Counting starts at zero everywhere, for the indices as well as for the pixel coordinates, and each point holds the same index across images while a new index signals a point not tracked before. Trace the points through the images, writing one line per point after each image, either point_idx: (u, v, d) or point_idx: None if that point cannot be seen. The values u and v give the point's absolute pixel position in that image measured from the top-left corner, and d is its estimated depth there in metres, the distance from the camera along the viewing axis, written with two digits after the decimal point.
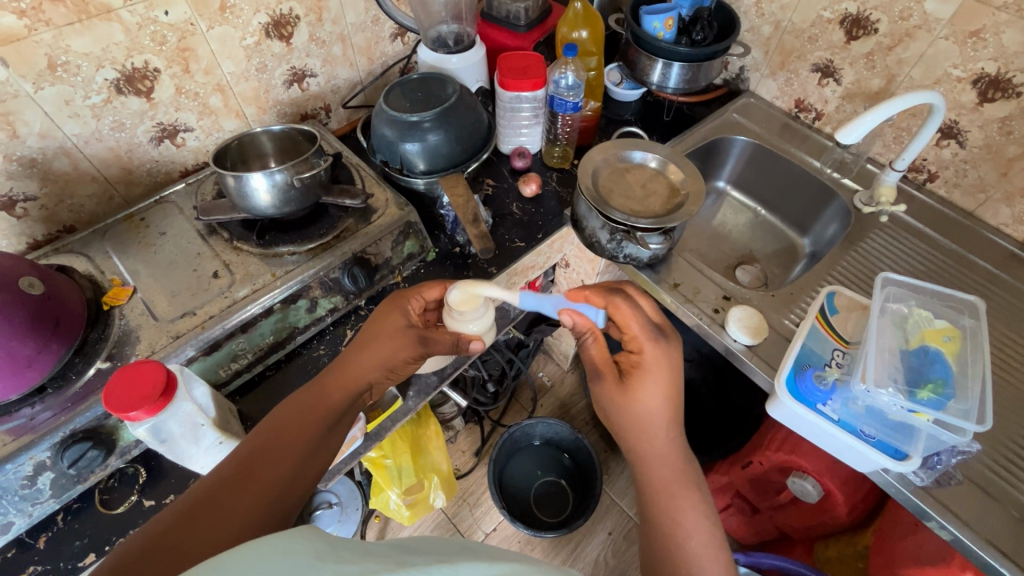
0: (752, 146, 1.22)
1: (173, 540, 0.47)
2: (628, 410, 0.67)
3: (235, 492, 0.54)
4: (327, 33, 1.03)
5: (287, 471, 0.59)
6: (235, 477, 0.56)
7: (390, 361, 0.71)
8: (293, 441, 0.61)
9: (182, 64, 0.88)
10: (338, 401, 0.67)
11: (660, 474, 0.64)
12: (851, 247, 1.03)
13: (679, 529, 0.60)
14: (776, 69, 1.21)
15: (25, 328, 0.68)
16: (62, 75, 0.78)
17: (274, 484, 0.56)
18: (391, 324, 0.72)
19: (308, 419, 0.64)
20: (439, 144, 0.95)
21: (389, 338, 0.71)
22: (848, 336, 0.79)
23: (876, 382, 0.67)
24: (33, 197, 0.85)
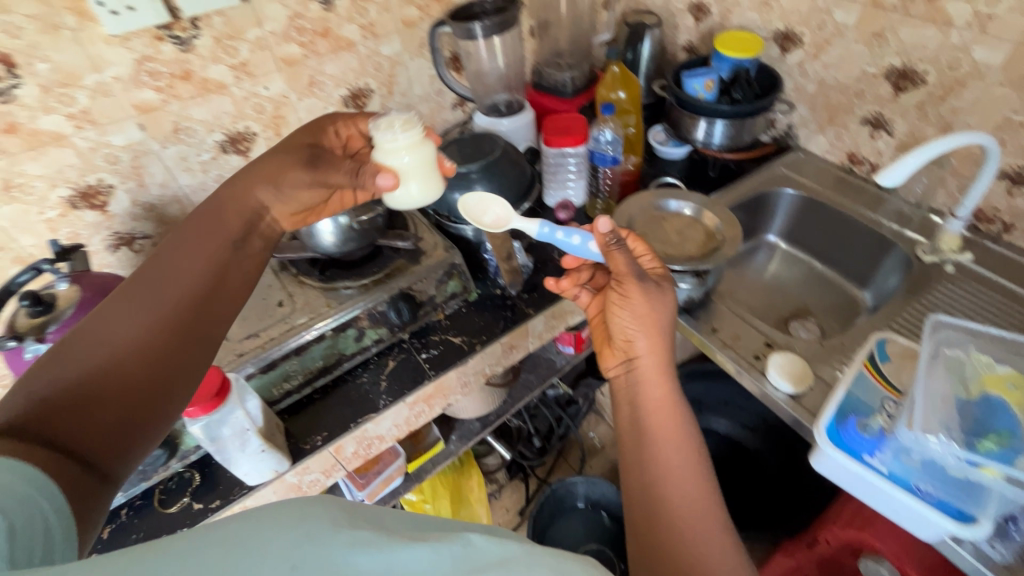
0: (802, 199, 1.20)
1: (92, 386, 0.54)
2: (622, 320, 0.66)
3: (132, 329, 0.59)
4: (396, 103, 1.19)
5: (181, 303, 0.64)
6: (124, 311, 0.60)
7: (274, 176, 0.75)
8: (185, 274, 0.66)
9: (274, 128, 1.06)
10: (233, 219, 0.72)
11: (659, 403, 0.61)
12: (911, 299, 0.96)
13: (675, 465, 0.57)
14: (824, 125, 1.21)
15: None
16: (182, 137, 0.96)
17: (169, 319, 0.62)
18: (292, 142, 0.78)
19: (201, 261, 0.68)
20: (484, 194, 1.03)
21: (284, 153, 0.77)
22: (900, 386, 0.73)
23: (924, 427, 0.61)
24: (148, 235, 1.03)
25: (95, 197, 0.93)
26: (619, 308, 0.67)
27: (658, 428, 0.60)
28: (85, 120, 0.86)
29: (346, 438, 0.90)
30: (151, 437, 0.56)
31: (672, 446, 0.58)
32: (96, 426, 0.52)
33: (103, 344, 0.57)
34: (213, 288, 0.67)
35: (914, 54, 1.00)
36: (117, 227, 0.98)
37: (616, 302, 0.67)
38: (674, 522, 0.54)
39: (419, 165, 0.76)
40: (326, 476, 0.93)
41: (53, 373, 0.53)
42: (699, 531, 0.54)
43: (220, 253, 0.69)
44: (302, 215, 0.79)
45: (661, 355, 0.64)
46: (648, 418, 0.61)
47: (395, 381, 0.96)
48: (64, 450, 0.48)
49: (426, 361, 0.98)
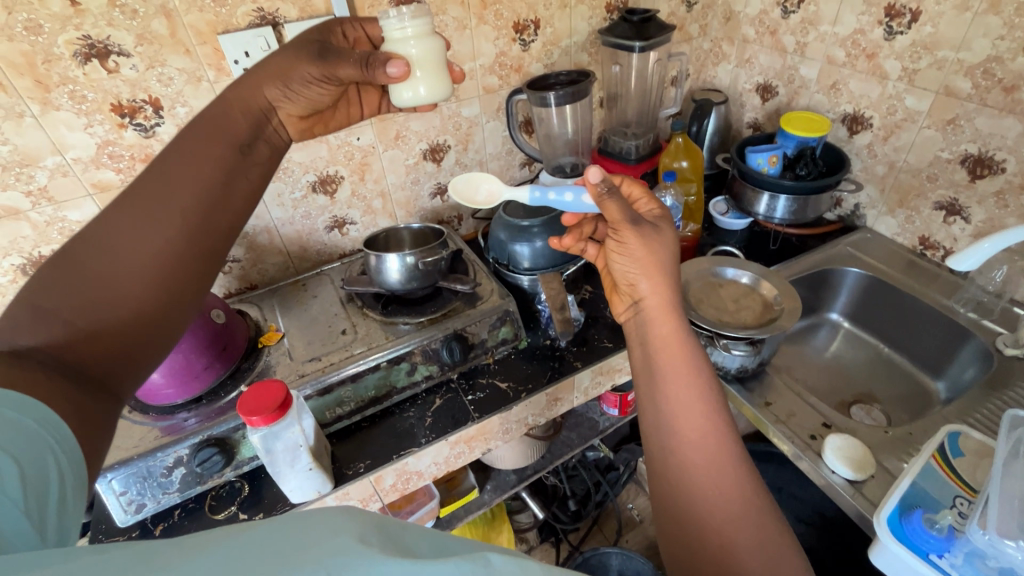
0: (868, 279, 1.17)
1: (103, 305, 0.56)
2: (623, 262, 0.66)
3: (139, 249, 0.61)
4: (470, 159, 1.29)
5: (186, 213, 0.66)
6: (132, 229, 0.61)
7: (278, 86, 0.76)
8: (184, 189, 0.66)
9: (360, 174, 1.17)
10: (240, 124, 0.74)
11: (667, 344, 0.60)
12: (993, 397, 0.89)
13: (687, 414, 0.56)
14: (894, 207, 1.19)
15: (203, 346, 0.88)
16: (281, 176, 1.08)
17: (173, 237, 0.64)
18: (297, 39, 0.77)
19: (205, 177, 0.69)
20: (544, 248, 1.08)
21: (290, 52, 0.76)
22: (976, 485, 0.67)
23: (1001, 531, 0.56)
24: (237, 260, 1.13)
25: None
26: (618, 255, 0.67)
27: (669, 375, 0.58)
28: None
29: (387, 470, 0.92)
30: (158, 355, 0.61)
31: (684, 390, 0.57)
32: (113, 352, 0.56)
33: (111, 262, 0.59)
34: (216, 206, 0.69)
35: (992, 142, 0.99)
36: None
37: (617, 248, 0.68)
38: (691, 478, 0.54)
39: (426, 58, 0.77)
40: (363, 506, 0.95)
41: (62, 292, 0.55)
42: (717, 484, 0.53)
43: (223, 162, 0.71)
44: (309, 119, 0.83)
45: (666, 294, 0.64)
46: (657, 355, 0.60)
47: (439, 419, 0.98)
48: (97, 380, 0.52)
49: (472, 403, 1.01)
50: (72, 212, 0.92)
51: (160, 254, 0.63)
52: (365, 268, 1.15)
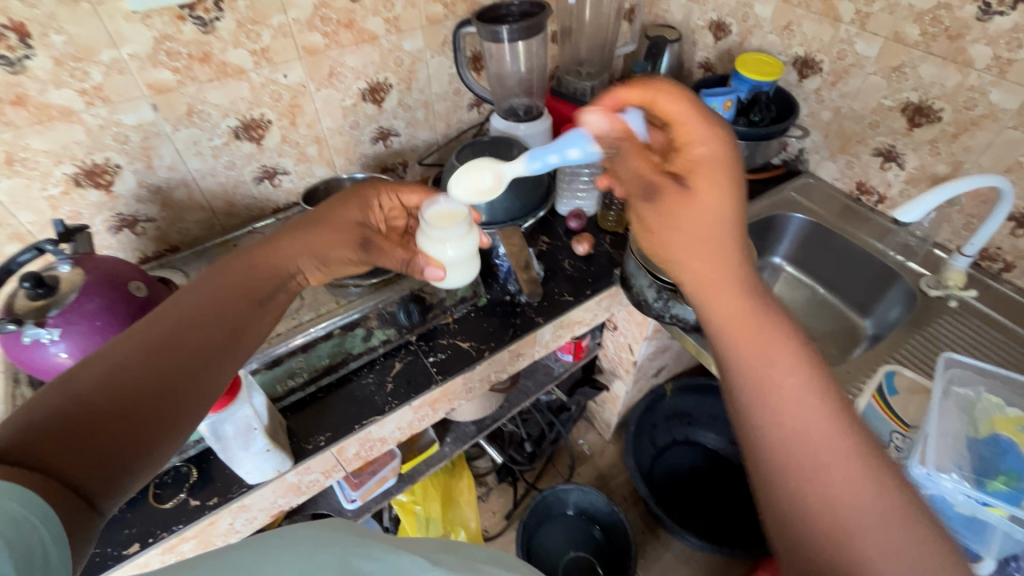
0: (809, 224, 1.21)
1: (67, 432, 0.44)
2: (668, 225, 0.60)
3: (133, 364, 0.50)
4: (414, 99, 1.18)
5: (204, 349, 0.56)
6: (125, 348, 0.51)
7: (324, 235, 0.71)
8: (206, 317, 0.58)
9: (290, 117, 1.03)
10: (263, 269, 0.66)
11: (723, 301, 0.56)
12: (915, 333, 0.98)
13: (779, 373, 0.50)
14: (836, 152, 1.23)
15: (123, 323, 0.77)
16: (196, 120, 0.93)
17: (166, 366, 0.52)
18: (344, 216, 0.74)
19: (229, 312, 0.60)
20: (500, 200, 1.02)
21: (332, 229, 0.72)
22: (909, 421, 0.74)
23: (936, 466, 0.62)
24: (152, 218, 0.99)
25: (100, 176, 0.90)
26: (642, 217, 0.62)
27: (743, 334, 0.53)
28: (96, 96, 0.83)
29: (349, 440, 0.88)
30: (139, 467, 0.47)
31: (767, 350, 0.52)
32: (85, 449, 0.44)
33: (93, 369, 0.49)
34: (235, 344, 0.59)
35: (932, 90, 1.02)
36: (121, 208, 0.95)
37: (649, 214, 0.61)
38: (790, 438, 0.47)
39: (464, 257, 0.78)
40: (325, 477, 0.91)
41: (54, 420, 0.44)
42: (820, 439, 0.47)
43: (251, 301, 0.63)
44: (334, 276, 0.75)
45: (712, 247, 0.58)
46: (738, 342, 0.53)
47: (401, 385, 0.94)
48: (59, 483, 0.40)
49: (433, 365, 0.97)
50: None
51: (179, 384, 0.52)
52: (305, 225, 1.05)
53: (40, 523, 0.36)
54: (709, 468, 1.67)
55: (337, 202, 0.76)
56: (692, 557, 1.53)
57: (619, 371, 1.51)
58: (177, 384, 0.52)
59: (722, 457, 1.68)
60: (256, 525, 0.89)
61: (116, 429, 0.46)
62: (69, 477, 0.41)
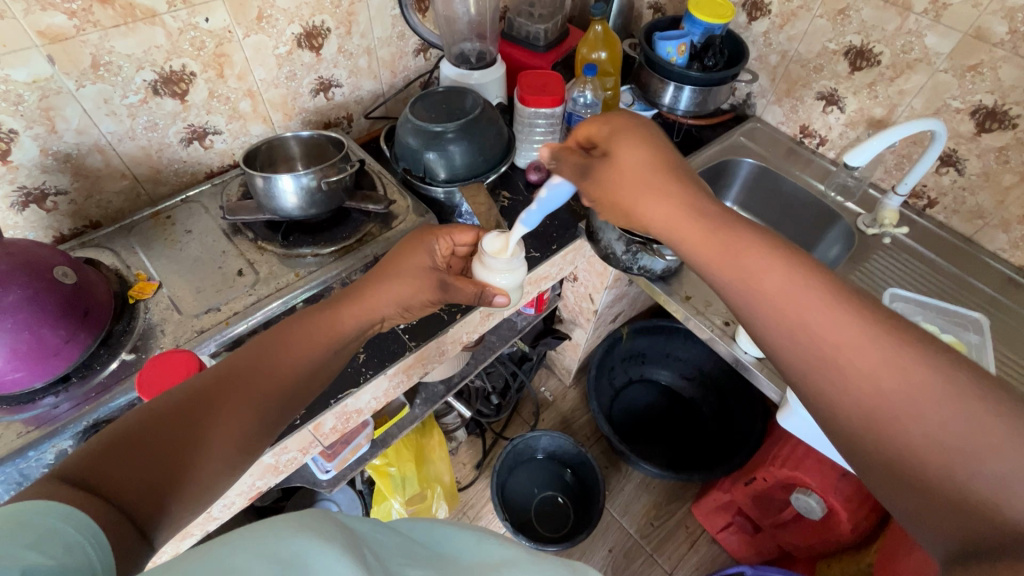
0: (758, 168, 1.26)
1: (143, 456, 0.45)
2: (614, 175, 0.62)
3: (205, 399, 0.52)
4: (355, 45, 1.08)
5: (274, 394, 0.58)
6: (199, 381, 0.53)
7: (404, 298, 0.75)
8: (285, 365, 0.61)
9: (216, 68, 0.92)
10: (349, 328, 0.69)
11: (726, 261, 0.53)
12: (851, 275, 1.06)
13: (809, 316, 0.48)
14: (782, 96, 1.26)
15: (56, 316, 0.69)
16: (104, 74, 0.81)
17: (242, 407, 0.54)
18: (417, 261, 0.77)
19: (298, 361, 0.62)
20: (460, 155, 0.98)
21: (410, 276, 0.76)
22: None
23: None
24: (64, 191, 0.87)
25: None
26: (626, 192, 0.61)
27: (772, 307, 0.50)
28: None
29: (328, 416, 0.85)
30: (193, 500, 0.47)
31: (791, 308, 0.49)
32: (145, 469, 0.44)
33: (167, 397, 0.50)
34: (289, 395, 0.60)
35: (873, 34, 1.05)
36: (24, 181, 0.82)
37: (606, 161, 0.63)
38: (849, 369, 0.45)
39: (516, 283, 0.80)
40: (303, 454, 0.89)
41: (136, 444, 0.45)
42: None
43: (326, 351, 0.66)
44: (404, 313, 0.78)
45: (675, 207, 0.58)
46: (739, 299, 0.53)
47: (374, 354, 0.91)
48: (122, 512, 0.41)
49: (405, 331, 0.94)
50: None
51: (237, 424, 0.53)
52: (248, 190, 0.96)
53: (92, 548, 0.35)
54: (664, 404, 1.79)
55: (410, 246, 0.78)
56: (651, 484, 1.66)
57: (579, 320, 1.55)
58: (237, 424, 0.53)
59: (675, 392, 1.80)
60: (235, 509, 0.86)
61: (174, 454, 0.46)
62: (126, 504, 0.42)
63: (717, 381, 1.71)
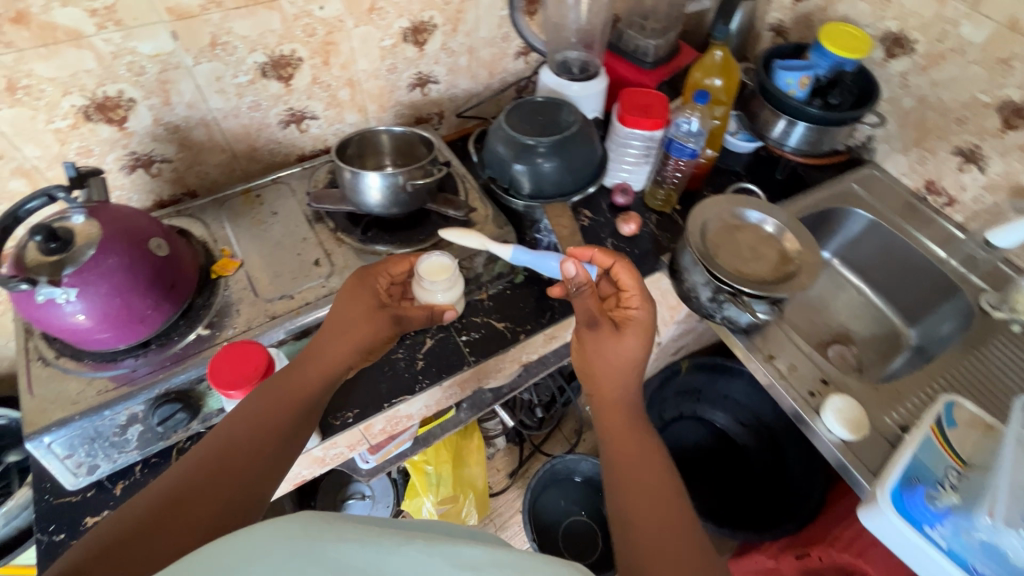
0: (868, 221, 1.13)
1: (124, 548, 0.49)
2: (614, 352, 0.76)
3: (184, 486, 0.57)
4: (458, 43, 1.05)
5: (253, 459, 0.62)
6: (191, 462, 0.59)
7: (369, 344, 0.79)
8: (257, 433, 0.65)
9: (323, 56, 0.92)
10: (315, 380, 0.73)
11: (628, 447, 0.71)
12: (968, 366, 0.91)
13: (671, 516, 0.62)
14: (910, 145, 1.13)
15: (144, 286, 0.72)
16: (220, 53, 0.83)
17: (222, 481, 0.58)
18: (364, 303, 0.79)
19: (275, 409, 0.68)
20: (549, 171, 0.94)
21: (364, 320, 0.78)
22: (965, 457, 0.73)
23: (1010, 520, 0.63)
24: (168, 159, 0.90)
25: (112, 110, 0.80)
26: (596, 360, 0.77)
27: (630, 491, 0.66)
28: (109, 19, 0.72)
29: (375, 419, 0.84)
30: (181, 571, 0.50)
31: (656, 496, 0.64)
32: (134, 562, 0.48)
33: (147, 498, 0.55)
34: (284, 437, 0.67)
35: None
36: (135, 147, 0.86)
37: (610, 332, 0.77)
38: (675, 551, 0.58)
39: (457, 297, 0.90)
40: (350, 450, 0.89)
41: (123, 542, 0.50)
42: None
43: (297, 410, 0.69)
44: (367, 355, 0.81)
45: (620, 391, 0.76)
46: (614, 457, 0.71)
47: (433, 364, 0.89)
48: None
49: (466, 343, 0.92)
50: None
51: (212, 494, 0.57)
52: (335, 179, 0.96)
53: None
54: (714, 446, 1.68)
55: (348, 294, 0.79)
56: None
57: None
58: (217, 494, 0.57)
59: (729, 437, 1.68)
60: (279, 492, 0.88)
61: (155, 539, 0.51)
62: None
63: (778, 433, 1.58)
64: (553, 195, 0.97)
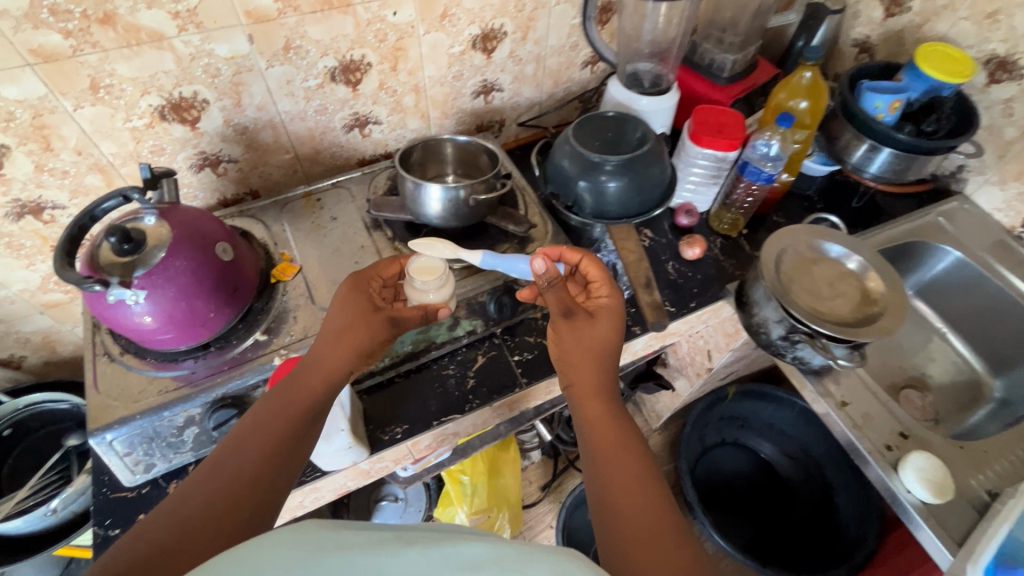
0: (955, 258, 1.05)
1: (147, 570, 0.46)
2: (588, 343, 0.72)
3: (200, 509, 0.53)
4: (526, 52, 1.02)
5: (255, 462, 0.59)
6: (193, 483, 0.55)
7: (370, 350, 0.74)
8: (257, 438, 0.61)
9: (392, 62, 0.90)
10: (317, 384, 0.68)
11: (608, 447, 0.62)
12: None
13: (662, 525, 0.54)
14: (1009, 179, 1.04)
15: (208, 290, 0.72)
16: (292, 57, 0.82)
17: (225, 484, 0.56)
18: (350, 298, 0.75)
19: (277, 419, 0.64)
20: (615, 191, 0.90)
21: (363, 326, 0.73)
22: None
23: None
24: (235, 159, 0.91)
25: (186, 110, 0.80)
26: (577, 357, 0.72)
27: (612, 488, 0.58)
28: (190, 21, 0.72)
29: (423, 436, 0.83)
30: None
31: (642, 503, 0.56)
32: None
33: (157, 525, 0.50)
34: (292, 443, 0.63)
35: None
36: (205, 146, 0.86)
37: (589, 322, 0.74)
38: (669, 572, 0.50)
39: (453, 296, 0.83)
40: (395, 463, 0.88)
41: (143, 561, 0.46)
42: None
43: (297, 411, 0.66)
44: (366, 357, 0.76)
45: (600, 382, 0.70)
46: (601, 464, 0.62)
47: (484, 383, 0.87)
48: None
49: (518, 364, 0.89)
50: (8, 89, 0.67)
51: (216, 497, 0.54)
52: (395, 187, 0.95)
53: None
54: (756, 476, 1.61)
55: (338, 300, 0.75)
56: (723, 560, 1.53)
57: (687, 371, 1.43)
58: (223, 498, 0.54)
59: (774, 469, 1.60)
60: (323, 500, 0.87)
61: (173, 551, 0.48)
62: None
63: (827, 471, 1.50)
64: (616, 215, 0.93)
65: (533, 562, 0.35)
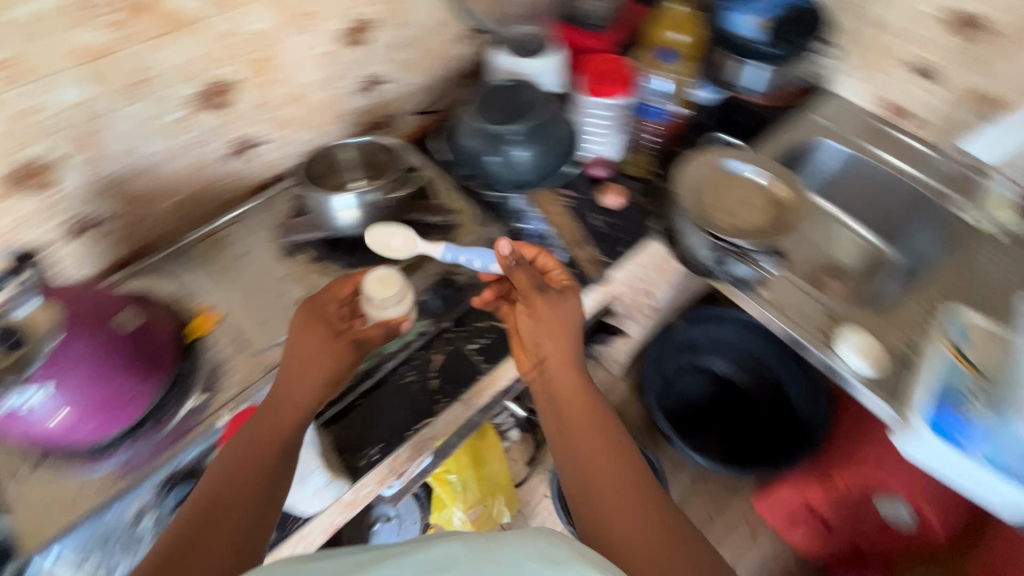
0: (842, 152, 1.14)
1: None
2: (539, 321, 0.74)
3: (173, 563, 0.55)
4: (405, 38, 0.99)
5: (227, 515, 0.60)
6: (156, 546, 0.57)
7: (342, 373, 0.72)
8: (230, 484, 0.62)
9: (260, 72, 0.83)
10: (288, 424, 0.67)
11: (574, 408, 0.68)
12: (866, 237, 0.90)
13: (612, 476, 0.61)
14: (867, 69, 1.13)
15: (124, 368, 0.64)
16: (143, 90, 0.73)
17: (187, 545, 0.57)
18: (308, 333, 0.71)
19: (246, 488, 0.62)
20: (528, 161, 0.90)
21: (320, 352, 0.71)
22: (979, 363, 0.76)
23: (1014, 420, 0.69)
24: (111, 217, 0.81)
25: (34, 176, 0.70)
26: (534, 332, 0.74)
27: (589, 462, 0.63)
28: (9, 72, 0.62)
29: (399, 451, 0.80)
30: None
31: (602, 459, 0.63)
32: None
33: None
34: (267, 492, 0.63)
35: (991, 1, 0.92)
36: (70, 211, 0.76)
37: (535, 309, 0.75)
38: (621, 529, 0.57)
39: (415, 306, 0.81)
40: (381, 484, 0.86)
41: None
42: None
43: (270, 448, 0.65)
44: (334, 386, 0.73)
45: (567, 355, 0.72)
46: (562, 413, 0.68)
47: (447, 379, 0.85)
48: None
49: (477, 352, 0.87)
50: None
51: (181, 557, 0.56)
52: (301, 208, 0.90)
53: None
54: (717, 394, 1.64)
55: (295, 336, 0.71)
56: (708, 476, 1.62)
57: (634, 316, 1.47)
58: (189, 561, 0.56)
59: (731, 383, 1.65)
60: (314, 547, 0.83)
61: None
62: None
63: (773, 369, 1.60)
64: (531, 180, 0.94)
65: (505, 546, 0.42)
